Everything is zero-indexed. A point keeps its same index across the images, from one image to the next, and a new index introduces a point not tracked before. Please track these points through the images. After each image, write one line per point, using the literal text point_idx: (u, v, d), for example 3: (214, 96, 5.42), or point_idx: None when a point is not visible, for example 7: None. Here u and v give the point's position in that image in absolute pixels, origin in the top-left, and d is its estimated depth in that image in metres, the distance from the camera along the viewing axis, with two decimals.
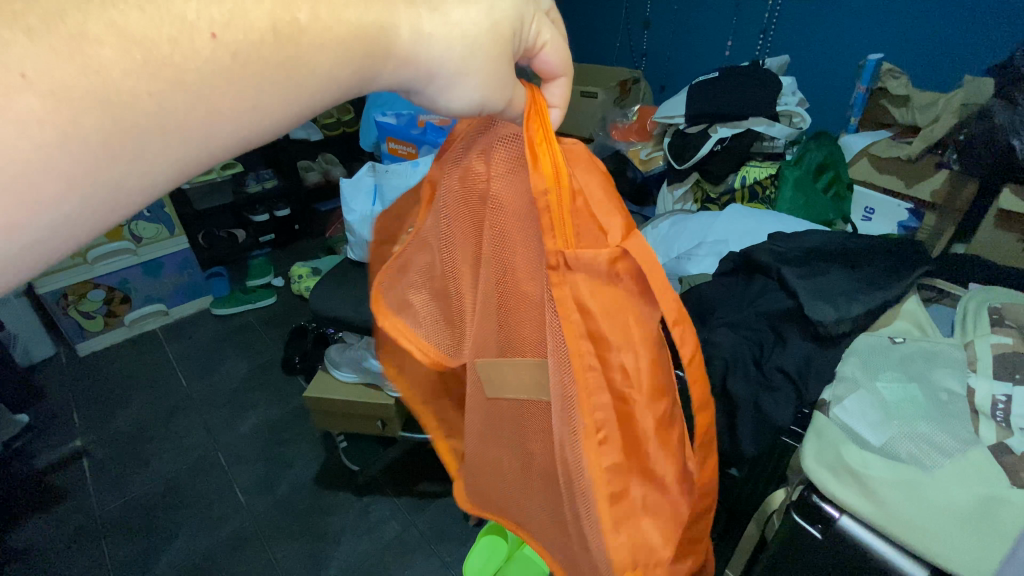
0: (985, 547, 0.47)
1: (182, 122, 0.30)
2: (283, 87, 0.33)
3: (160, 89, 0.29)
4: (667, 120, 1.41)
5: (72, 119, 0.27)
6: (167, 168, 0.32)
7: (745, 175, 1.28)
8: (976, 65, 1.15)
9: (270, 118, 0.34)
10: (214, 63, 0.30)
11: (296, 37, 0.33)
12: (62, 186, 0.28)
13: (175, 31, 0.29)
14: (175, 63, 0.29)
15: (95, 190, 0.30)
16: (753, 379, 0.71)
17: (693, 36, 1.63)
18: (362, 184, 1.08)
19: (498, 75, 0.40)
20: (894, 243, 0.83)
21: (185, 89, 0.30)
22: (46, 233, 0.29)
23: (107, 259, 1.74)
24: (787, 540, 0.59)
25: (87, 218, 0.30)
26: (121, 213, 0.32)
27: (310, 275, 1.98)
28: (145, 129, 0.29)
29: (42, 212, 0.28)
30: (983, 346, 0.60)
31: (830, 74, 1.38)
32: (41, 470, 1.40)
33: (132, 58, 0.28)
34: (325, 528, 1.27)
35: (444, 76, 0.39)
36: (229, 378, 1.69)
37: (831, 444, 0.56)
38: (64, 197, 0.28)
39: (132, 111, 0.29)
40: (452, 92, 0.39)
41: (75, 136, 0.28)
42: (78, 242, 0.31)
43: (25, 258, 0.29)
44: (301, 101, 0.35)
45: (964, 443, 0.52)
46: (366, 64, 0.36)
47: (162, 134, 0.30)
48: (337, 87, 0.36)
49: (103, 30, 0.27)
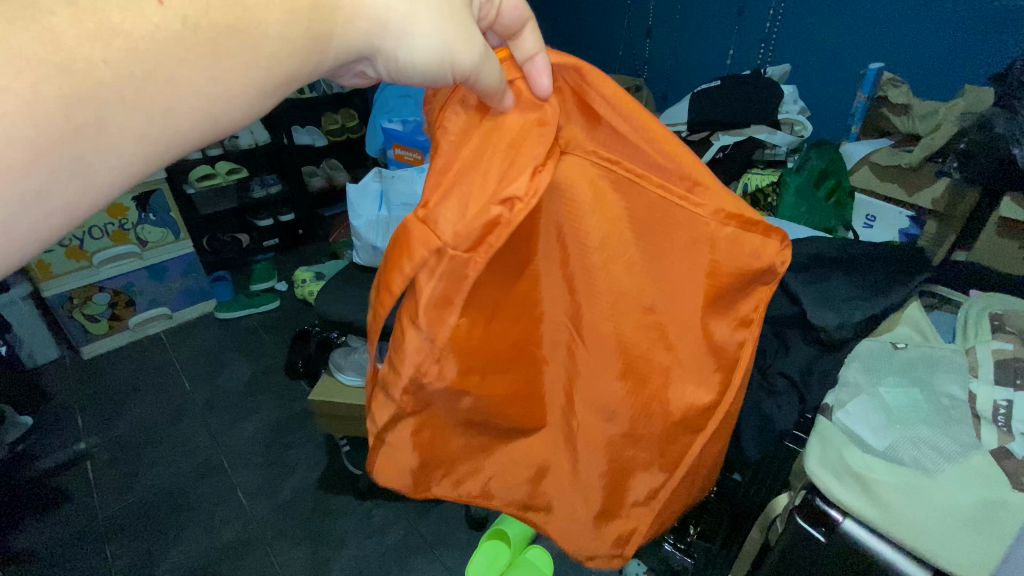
0: (984, 549, 0.48)
1: (139, 90, 0.32)
2: (231, 54, 0.34)
3: (116, 57, 0.31)
4: (670, 128, 1.42)
5: (33, 83, 0.29)
6: (134, 141, 0.33)
7: (747, 182, 1.29)
8: (977, 74, 1.16)
9: (228, 83, 0.34)
10: (166, 29, 0.32)
11: (241, 2, 0.34)
12: (27, 151, 0.29)
13: (126, 2, 0.31)
14: (125, 29, 0.31)
15: (64, 161, 0.31)
16: (755, 384, 0.72)
17: (695, 45, 1.65)
18: (369, 190, 1.10)
19: (451, 25, 0.40)
20: (896, 249, 0.84)
21: (142, 58, 0.31)
22: (24, 202, 0.30)
23: (113, 263, 1.75)
24: (791, 544, 0.59)
25: (61, 188, 0.31)
26: (100, 187, 0.33)
27: (313, 280, 1.99)
28: (107, 98, 0.31)
29: (14, 178, 0.30)
30: (984, 352, 0.61)
31: (832, 82, 1.39)
32: (43, 472, 1.41)
33: (84, 26, 0.30)
34: (327, 532, 1.27)
35: (399, 26, 0.39)
36: (233, 382, 1.70)
37: (834, 449, 0.56)
38: (30, 166, 0.30)
39: (89, 80, 0.30)
40: (407, 48, 0.39)
41: (37, 104, 0.29)
42: (57, 219, 0.32)
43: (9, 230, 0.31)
44: (258, 63, 0.35)
45: (966, 447, 0.52)
46: (316, 25, 0.37)
47: (124, 104, 0.32)
48: (292, 55, 0.36)
49: (55, 1, 0.30)
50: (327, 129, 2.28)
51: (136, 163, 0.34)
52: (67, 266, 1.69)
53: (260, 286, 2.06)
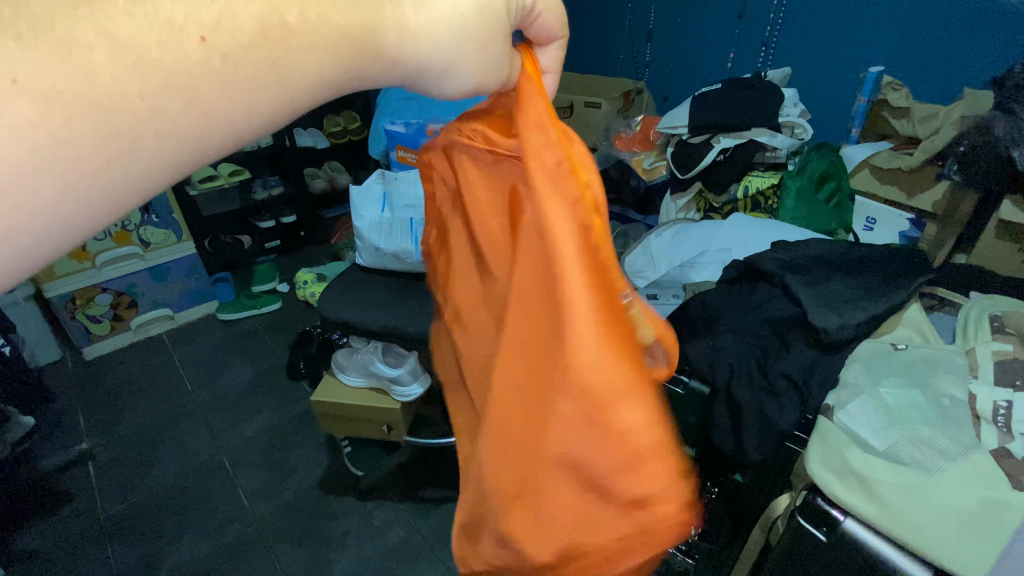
0: (983, 547, 0.48)
1: (172, 124, 0.31)
2: (265, 87, 0.33)
3: (154, 93, 0.29)
4: (671, 130, 1.43)
5: (64, 123, 0.28)
6: (162, 169, 0.32)
7: (747, 185, 1.30)
8: (976, 77, 1.17)
9: (260, 116, 0.35)
10: (205, 66, 0.31)
11: (286, 39, 0.33)
12: (56, 186, 0.28)
13: (165, 35, 0.29)
14: (165, 67, 0.29)
15: (93, 194, 0.30)
16: (758, 385, 0.72)
17: (696, 48, 1.66)
18: (372, 191, 1.10)
19: (488, 64, 0.42)
20: (895, 251, 0.85)
21: (179, 94, 0.30)
22: (46, 234, 0.30)
23: (116, 263, 1.76)
24: (791, 543, 0.60)
25: (85, 219, 0.31)
26: (121, 213, 0.32)
27: (315, 281, 2.00)
28: (141, 133, 0.30)
29: (41, 215, 0.29)
30: (983, 352, 0.61)
31: (832, 86, 1.40)
32: (46, 472, 1.41)
33: (122, 63, 0.28)
34: (329, 534, 1.27)
35: (435, 72, 0.41)
36: (234, 383, 1.70)
37: (836, 450, 0.57)
38: (57, 201, 0.29)
39: (123, 116, 0.29)
40: (444, 86, 0.42)
41: (68, 139, 0.28)
42: (77, 243, 0.32)
43: (28, 256, 0.30)
44: (292, 99, 0.35)
45: (966, 448, 0.53)
46: (356, 62, 0.37)
47: (157, 137, 0.31)
48: (319, 86, 0.36)
49: (91, 35, 0.28)
50: (330, 133, 2.26)
51: (158, 189, 0.33)
52: (69, 267, 1.69)
53: (261, 288, 2.07)
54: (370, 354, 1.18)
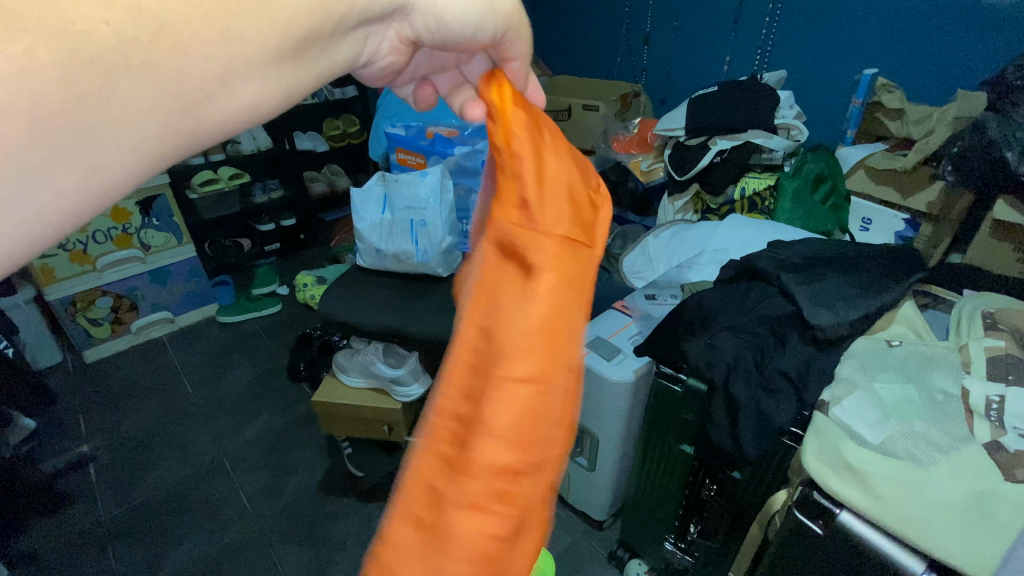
0: (980, 541, 0.48)
1: (151, 59, 0.26)
2: (257, 19, 0.29)
3: (122, 21, 0.25)
4: (668, 133, 1.44)
5: (25, 51, 0.23)
6: (152, 117, 0.28)
7: (744, 186, 1.31)
8: (970, 79, 1.19)
9: (257, 42, 0.30)
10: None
11: None
12: (26, 136, 0.24)
13: None
14: None
15: (67, 145, 0.26)
16: (755, 382, 0.73)
17: (693, 51, 1.68)
18: (372, 193, 1.11)
19: None
20: (892, 250, 0.86)
21: (151, 22, 0.26)
22: (24, 196, 0.25)
23: (117, 266, 1.77)
24: (790, 537, 0.61)
25: (64, 176, 0.26)
26: (117, 175, 0.28)
27: (315, 284, 2.01)
28: (112, 66, 0.25)
29: (12, 173, 0.24)
30: (977, 349, 0.62)
31: (828, 87, 1.41)
32: (48, 474, 1.41)
33: None
34: (329, 535, 1.28)
35: None
36: (234, 386, 1.70)
37: (829, 441, 0.58)
38: (28, 153, 0.25)
39: (91, 44, 0.25)
40: None
41: (34, 74, 0.24)
42: (57, 218, 0.27)
43: (7, 233, 0.26)
44: (288, 23, 0.31)
45: (958, 441, 0.54)
46: None
47: (134, 71, 0.26)
48: (324, 2, 0.32)
49: None
50: (328, 135, 2.28)
51: (153, 146, 0.29)
52: (70, 270, 1.70)
53: (261, 290, 2.07)
54: (371, 356, 1.20)
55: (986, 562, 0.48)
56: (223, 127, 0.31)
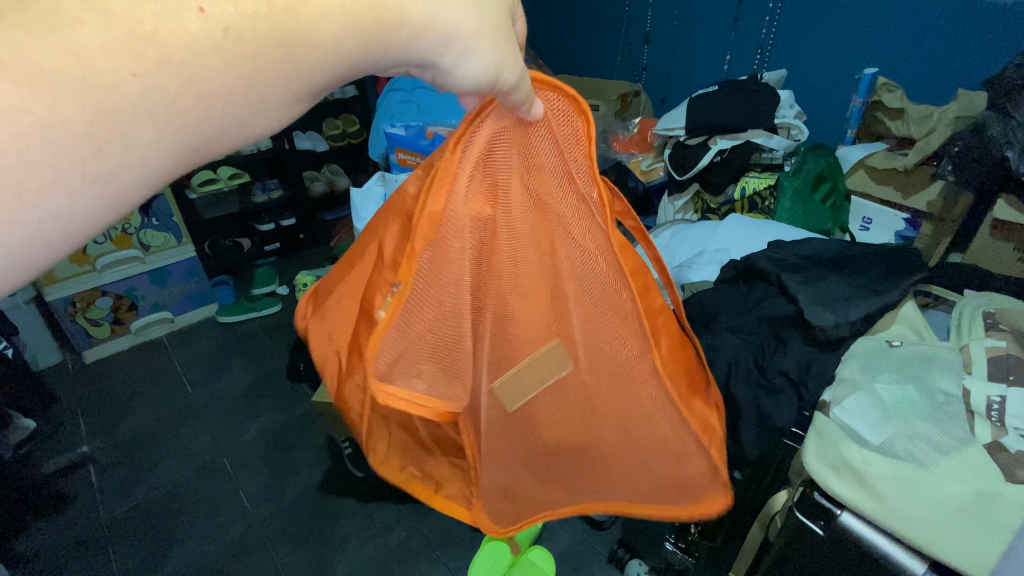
0: (980, 541, 0.49)
1: (168, 107, 0.31)
2: (264, 58, 0.32)
3: (148, 73, 0.29)
4: (668, 132, 1.44)
5: (51, 103, 0.28)
6: (160, 154, 0.32)
7: (744, 186, 1.31)
8: (971, 79, 1.18)
9: (269, 100, 0.34)
10: (204, 41, 0.30)
11: (294, 10, 0.32)
12: (49, 172, 0.29)
13: (161, 9, 0.29)
14: (160, 41, 0.29)
15: (85, 177, 0.30)
16: (755, 382, 0.73)
17: (693, 50, 1.67)
18: (372, 193, 1.10)
19: (506, 36, 0.40)
20: (893, 250, 0.85)
21: (174, 73, 0.30)
22: (46, 218, 0.30)
23: (116, 266, 1.77)
24: (791, 538, 0.60)
25: (81, 203, 0.31)
26: (129, 199, 0.33)
27: (315, 284, 2.01)
28: (130, 116, 0.30)
29: (40, 202, 0.29)
30: (978, 349, 0.62)
31: (828, 87, 1.41)
32: (48, 475, 1.41)
33: (113, 36, 0.28)
34: (329, 535, 1.28)
35: (461, 41, 0.38)
36: (235, 386, 1.71)
37: (831, 442, 0.57)
38: (51, 186, 0.29)
39: (115, 95, 0.29)
40: (469, 60, 0.39)
41: (57, 122, 0.28)
42: (78, 235, 0.32)
43: (36, 247, 0.31)
44: (302, 77, 0.34)
45: (959, 441, 0.53)
46: (371, 38, 0.35)
47: (148, 118, 0.30)
48: (340, 63, 0.35)
49: (82, 7, 0.28)
50: (328, 135, 2.28)
51: (161, 174, 0.33)
52: (70, 271, 1.70)
53: (261, 290, 2.09)
54: None
55: (985, 561, 0.48)
56: (221, 150, 0.35)
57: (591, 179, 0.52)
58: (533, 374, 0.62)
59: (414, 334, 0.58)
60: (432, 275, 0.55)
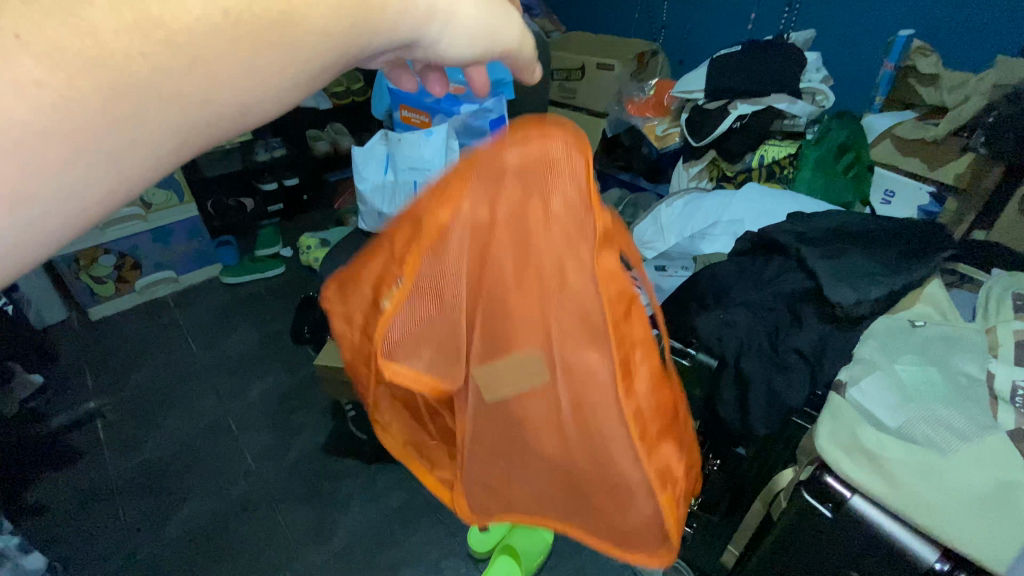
0: (998, 532, 0.46)
1: (180, 97, 0.24)
2: (284, 27, 0.25)
3: (159, 57, 0.22)
4: (687, 95, 1.37)
5: (54, 95, 0.20)
6: (173, 152, 0.25)
7: (763, 154, 1.25)
8: (1014, 42, 1.10)
9: (282, 91, 0.27)
10: (206, 24, 0.23)
11: None
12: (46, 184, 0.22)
13: None
14: (165, 20, 0.22)
15: (85, 188, 0.23)
16: (768, 359, 0.70)
17: (715, 8, 1.58)
18: (375, 153, 1.05)
19: (497, 2, 0.34)
20: (921, 226, 0.81)
21: (188, 59, 0.23)
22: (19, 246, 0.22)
23: (117, 224, 1.74)
24: (798, 518, 0.59)
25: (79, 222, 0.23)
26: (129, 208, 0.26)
27: (319, 246, 1.98)
28: (143, 111, 0.23)
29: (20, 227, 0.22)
30: (1005, 332, 0.59)
31: (859, 49, 1.33)
32: (56, 429, 1.43)
33: (121, 14, 0.21)
34: (333, 494, 1.29)
35: (457, 14, 0.32)
36: (239, 347, 1.71)
37: (846, 424, 0.55)
38: (41, 205, 0.22)
39: (126, 80, 0.22)
40: (461, 36, 0.33)
41: (60, 117, 0.21)
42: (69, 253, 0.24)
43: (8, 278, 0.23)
44: (313, 67, 0.27)
45: (983, 428, 0.51)
46: (372, 16, 0.28)
47: (161, 113, 0.23)
48: (343, 47, 0.28)
49: None
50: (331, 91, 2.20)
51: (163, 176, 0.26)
52: None
53: (265, 252, 2.06)
54: None
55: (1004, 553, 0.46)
56: (235, 128, 0.27)
57: (579, 193, 0.49)
58: (507, 381, 0.57)
59: (398, 344, 0.56)
60: (430, 282, 0.53)
